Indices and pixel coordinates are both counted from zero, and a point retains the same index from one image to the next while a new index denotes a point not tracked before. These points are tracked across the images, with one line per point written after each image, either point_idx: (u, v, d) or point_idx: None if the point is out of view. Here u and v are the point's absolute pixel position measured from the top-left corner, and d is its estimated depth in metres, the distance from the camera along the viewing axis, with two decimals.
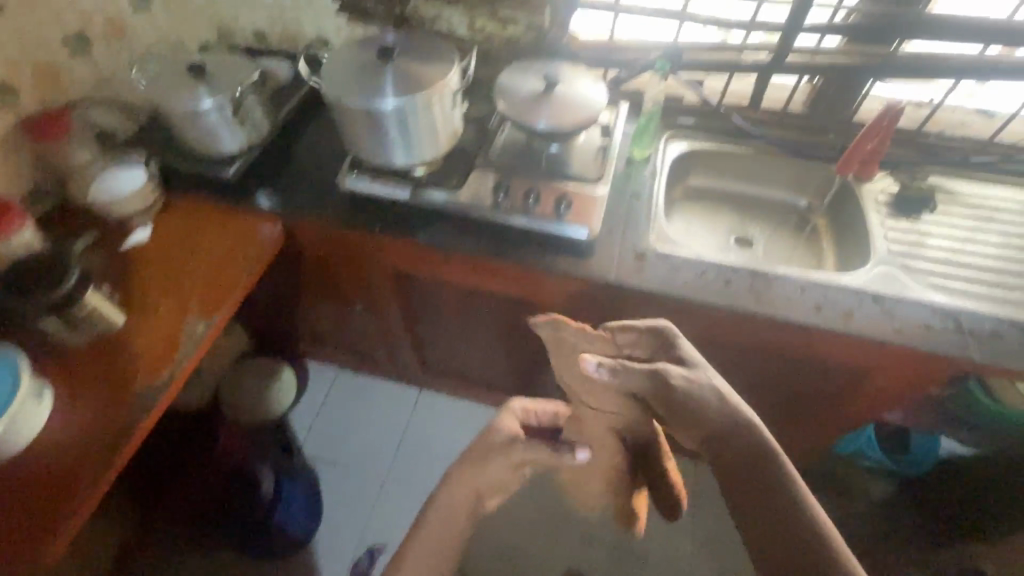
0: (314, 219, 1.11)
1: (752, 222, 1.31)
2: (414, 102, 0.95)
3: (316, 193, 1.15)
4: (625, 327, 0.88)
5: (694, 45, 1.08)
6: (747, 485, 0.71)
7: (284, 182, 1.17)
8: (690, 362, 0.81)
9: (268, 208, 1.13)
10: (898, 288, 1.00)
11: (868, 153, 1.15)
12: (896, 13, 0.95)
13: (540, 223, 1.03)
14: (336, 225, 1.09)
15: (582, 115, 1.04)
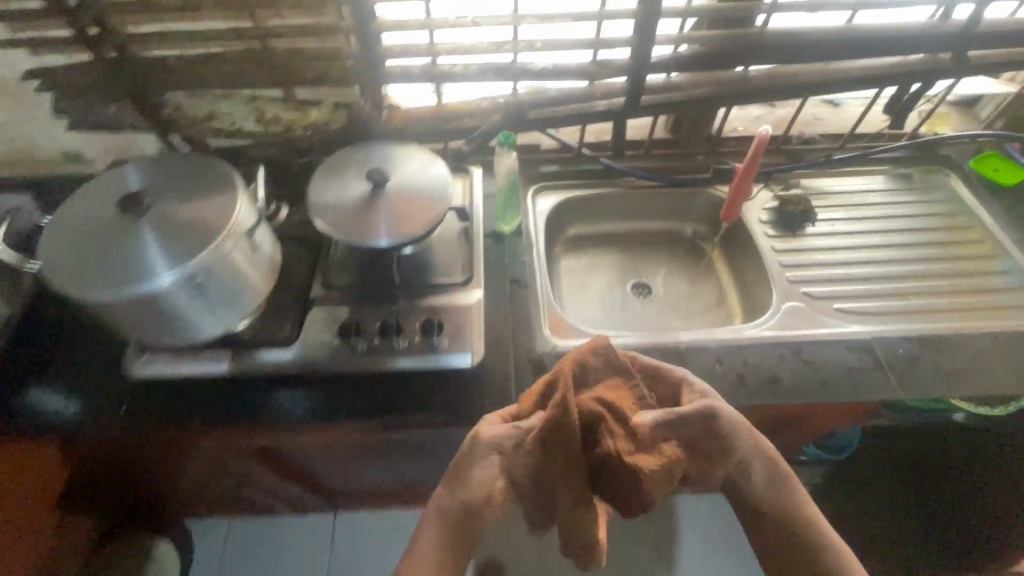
0: (108, 431, 0.80)
1: (647, 264, 1.20)
2: (204, 265, 0.69)
3: (103, 388, 0.84)
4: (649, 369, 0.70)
5: (537, 99, 0.91)
6: (783, 523, 0.66)
7: (48, 382, 0.85)
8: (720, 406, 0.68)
9: (32, 432, 0.81)
10: (809, 327, 0.93)
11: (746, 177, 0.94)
12: (740, 37, 0.85)
13: (411, 361, 0.81)
14: (143, 430, 0.80)
15: (431, 213, 0.84)
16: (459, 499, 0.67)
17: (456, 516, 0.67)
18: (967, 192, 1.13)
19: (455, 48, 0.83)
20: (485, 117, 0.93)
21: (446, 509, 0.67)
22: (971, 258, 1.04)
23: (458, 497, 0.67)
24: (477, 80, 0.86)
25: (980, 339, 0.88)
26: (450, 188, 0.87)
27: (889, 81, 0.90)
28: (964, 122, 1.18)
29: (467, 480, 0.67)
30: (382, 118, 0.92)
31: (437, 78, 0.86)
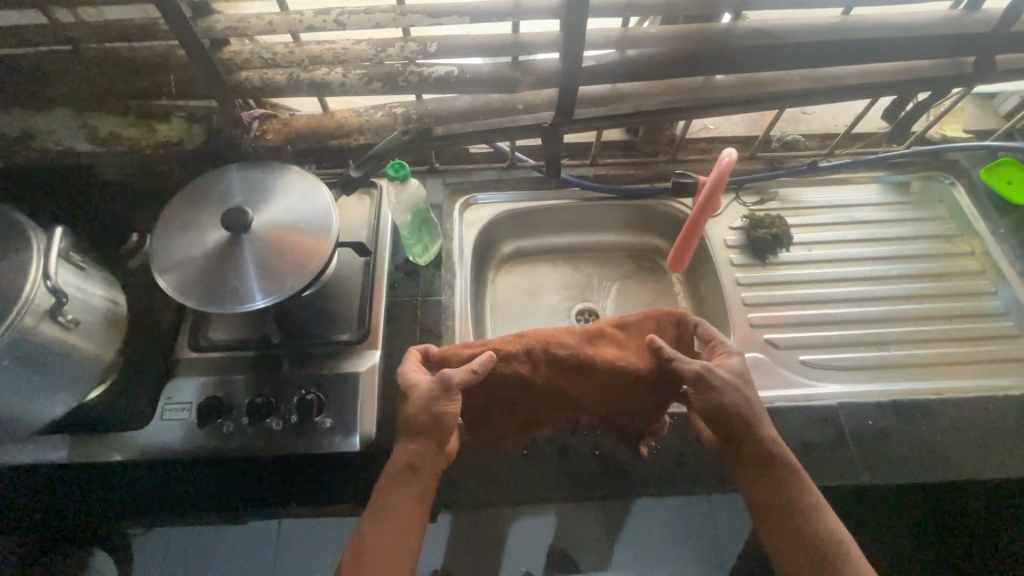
0: None
1: (595, 283, 1.02)
2: (0, 351, 0.54)
3: None
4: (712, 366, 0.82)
5: (443, 111, 0.72)
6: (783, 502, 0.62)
7: None
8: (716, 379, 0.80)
9: None
10: (767, 386, 0.79)
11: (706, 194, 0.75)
12: (700, 34, 0.66)
13: (286, 447, 0.69)
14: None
15: (302, 266, 0.68)
16: (409, 430, 0.64)
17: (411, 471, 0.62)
18: (972, 207, 0.95)
19: (325, 55, 0.64)
20: (381, 133, 0.74)
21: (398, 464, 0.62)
22: (966, 295, 0.88)
23: (412, 444, 0.63)
24: (361, 92, 0.67)
25: (964, 408, 0.75)
26: (332, 227, 0.71)
27: (888, 90, 0.71)
28: (979, 117, 0.99)
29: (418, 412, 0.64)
30: (251, 135, 0.73)
31: (309, 90, 0.66)
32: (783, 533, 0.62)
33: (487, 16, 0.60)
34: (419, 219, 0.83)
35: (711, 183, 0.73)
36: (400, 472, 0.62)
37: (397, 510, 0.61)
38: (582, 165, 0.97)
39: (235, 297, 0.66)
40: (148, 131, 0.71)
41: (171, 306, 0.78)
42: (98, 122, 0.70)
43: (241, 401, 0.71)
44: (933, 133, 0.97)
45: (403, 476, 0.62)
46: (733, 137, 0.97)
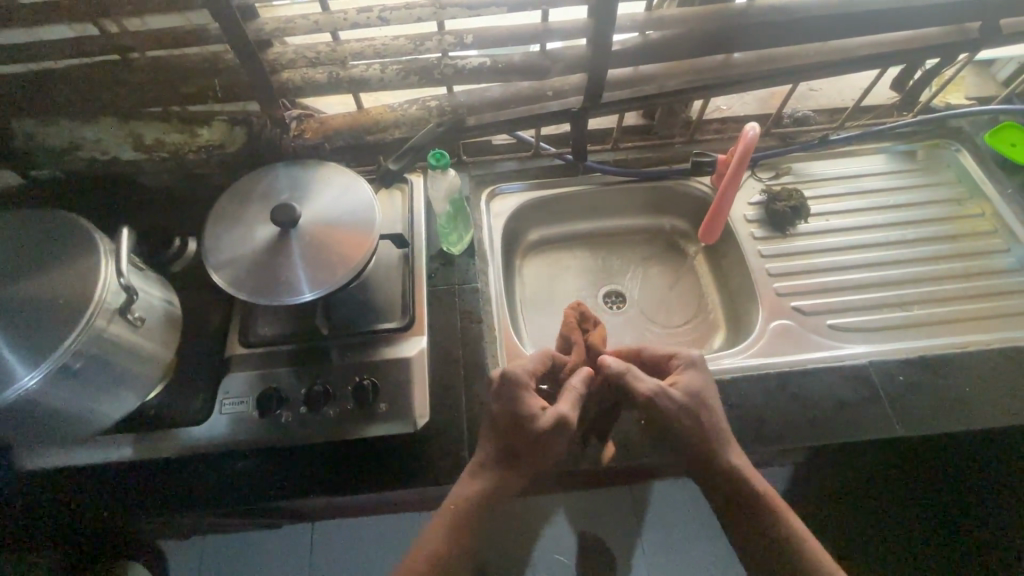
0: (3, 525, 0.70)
1: (618, 265, 1.05)
2: (79, 350, 0.56)
3: None
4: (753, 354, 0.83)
5: (475, 102, 0.75)
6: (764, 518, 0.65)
7: None
8: (758, 365, 0.80)
9: None
10: (797, 350, 0.82)
11: (734, 169, 0.78)
12: (721, 13, 0.68)
13: (343, 432, 0.71)
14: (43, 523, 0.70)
15: (352, 258, 0.70)
16: (494, 457, 0.64)
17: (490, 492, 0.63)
18: (978, 170, 0.98)
19: (366, 51, 0.66)
20: (416, 126, 0.77)
21: (476, 490, 0.63)
22: (980, 254, 0.91)
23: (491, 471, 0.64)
24: (398, 86, 0.70)
25: (986, 361, 0.78)
26: (376, 221, 0.73)
27: (898, 59, 0.75)
28: (980, 85, 1.02)
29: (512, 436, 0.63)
30: (291, 134, 0.76)
31: (349, 87, 0.69)
32: (750, 540, 0.66)
33: (522, 5, 0.63)
34: (456, 208, 0.86)
35: (736, 157, 0.76)
36: (477, 495, 0.63)
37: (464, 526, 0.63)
38: (601, 151, 1.00)
39: (288, 291, 0.68)
40: (192, 136, 0.74)
41: (217, 305, 0.80)
42: (143, 130, 0.72)
43: (296, 390, 0.73)
44: (937, 102, 1.00)
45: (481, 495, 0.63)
46: (747, 115, 1.00)
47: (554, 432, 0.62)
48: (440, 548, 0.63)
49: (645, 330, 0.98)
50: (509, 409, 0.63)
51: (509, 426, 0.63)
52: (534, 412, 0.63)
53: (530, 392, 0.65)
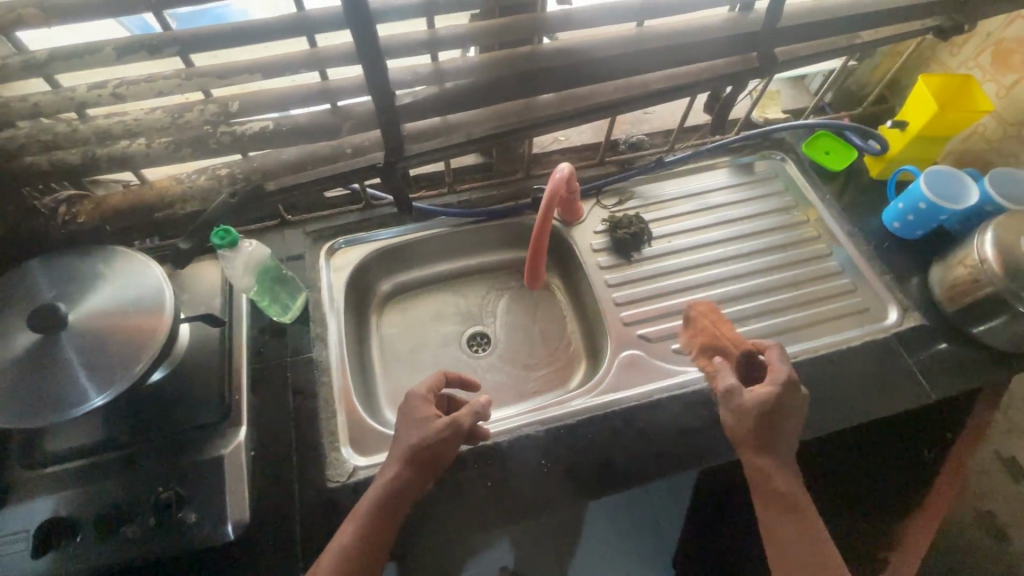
0: None
1: (480, 307, 1.02)
2: None
3: None
4: (603, 389, 0.82)
5: (270, 166, 0.69)
6: (801, 517, 0.64)
7: None
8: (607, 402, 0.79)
9: None
10: (646, 379, 0.82)
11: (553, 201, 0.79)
12: (509, 59, 0.67)
13: (147, 553, 0.63)
14: None
15: (135, 346, 0.62)
16: (397, 453, 0.65)
17: (398, 498, 0.63)
18: (802, 179, 1.03)
19: (118, 128, 0.59)
20: (208, 197, 0.70)
21: (389, 478, 0.63)
22: (808, 260, 0.95)
23: (401, 469, 0.64)
24: (169, 161, 0.62)
25: (815, 369, 0.81)
26: (166, 299, 0.66)
27: (696, 89, 0.77)
28: (795, 98, 1.09)
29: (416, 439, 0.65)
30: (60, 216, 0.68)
31: (109, 166, 0.61)
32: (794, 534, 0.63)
33: (284, 69, 0.58)
34: (271, 276, 0.80)
35: (550, 201, 0.77)
36: (391, 497, 0.62)
37: (381, 527, 0.61)
38: (445, 193, 0.98)
39: (63, 399, 0.59)
40: None
41: None
42: None
43: (91, 512, 0.65)
44: (758, 117, 1.06)
45: (393, 498, 0.63)
46: (585, 145, 1.01)
47: (447, 434, 0.66)
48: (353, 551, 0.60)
49: (508, 373, 0.95)
50: (409, 418, 0.68)
51: (419, 433, 0.66)
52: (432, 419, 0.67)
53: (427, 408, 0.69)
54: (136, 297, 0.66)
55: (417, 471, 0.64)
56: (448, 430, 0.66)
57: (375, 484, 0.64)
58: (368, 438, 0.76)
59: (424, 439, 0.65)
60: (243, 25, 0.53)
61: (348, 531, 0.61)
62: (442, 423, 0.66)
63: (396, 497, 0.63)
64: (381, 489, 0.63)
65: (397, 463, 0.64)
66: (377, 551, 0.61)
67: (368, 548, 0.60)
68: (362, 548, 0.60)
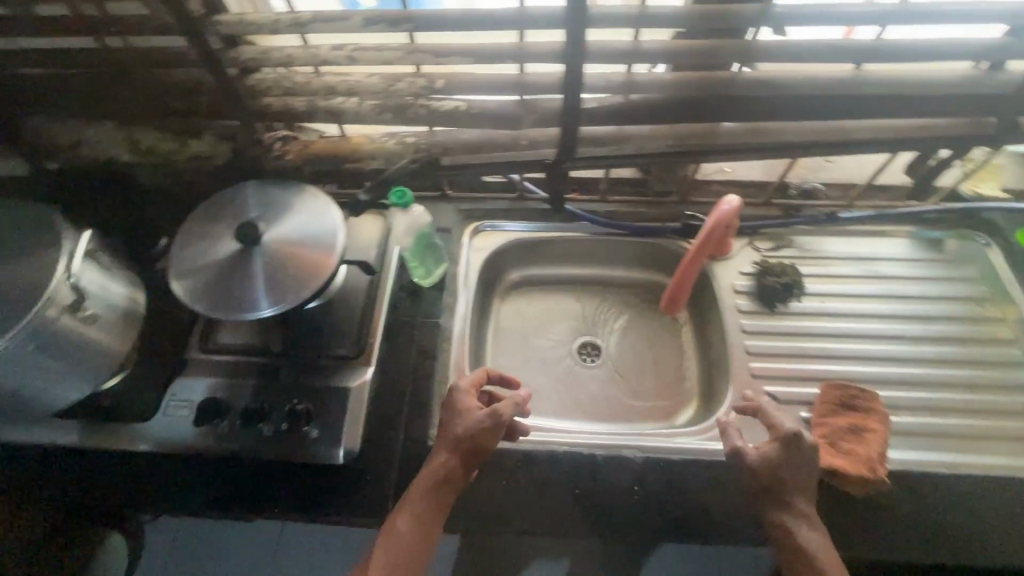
0: None
1: (599, 318, 1.02)
2: (23, 337, 0.59)
3: None
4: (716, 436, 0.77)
5: (451, 142, 0.75)
6: None
7: None
8: (715, 451, 0.75)
9: None
10: (762, 439, 0.76)
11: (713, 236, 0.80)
12: (706, 81, 0.65)
13: (272, 451, 0.72)
14: None
15: (307, 277, 0.71)
16: (444, 443, 0.66)
17: (441, 485, 0.63)
18: (1004, 270, 0.89)
19: (342, 87, 0.68)
20: (392, 160, 0.78)
21: (437, 466, 0.64)
22: (992, 364, 0.82)
23: (445, 457, 0.64)
24: (372, 121, 0.71)
25: (976, 488, 0.70)
26: (338, 244, 0.73)
27: (904, 147, 0.69)
28: (1019, 177, 0.93)
29: (459, 428, 0.65)
30: (274, 151, 0.79)
31: (325, 116, 0.71)
32: None
33: (492, 57, 0.62)
34: (423, 243, 0.89)
35: (710, 227, 0.78)
36: (435, 483, 0.63)
37: (429, 516, 0.62)
38: (593, 200, 0.98)
39: (245, 302, 0.70)
40: (183, 145, 0.78)
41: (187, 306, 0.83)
42: (138, 136, 0.77)
43: (238, 402, 0.75)
44: (966, 190, 0.92)
45: (434, 492, 0.63)
46: (751, 181, 0.96)
47: (486, 425, 0.65)
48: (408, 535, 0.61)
49: (612, 390, 0.94)
50: (452, 408, 0.68)
51: (459, 422, 0.66)
52: (472, 411, 0.67)
53: (467, 399, 0.69)
54: (318, 232, 0.74)
55: (461, 460, 0.64)
56: (490, 421, 0.65)
57: (422, 477, 0.64)
58: None
59: (466, 429, 0.65)
60: (470, 14, 0.58)
61: (396, 520, 0.62)
62: (484, 413, 0.65)
63: (445, 487, 0.63)
64: (425, 480, 0.64)
65: (443, 452, 0.65)
66: (427, 542, 0.61)
67: (416, 542, 0.61)
68: (411, 543, 0.61)
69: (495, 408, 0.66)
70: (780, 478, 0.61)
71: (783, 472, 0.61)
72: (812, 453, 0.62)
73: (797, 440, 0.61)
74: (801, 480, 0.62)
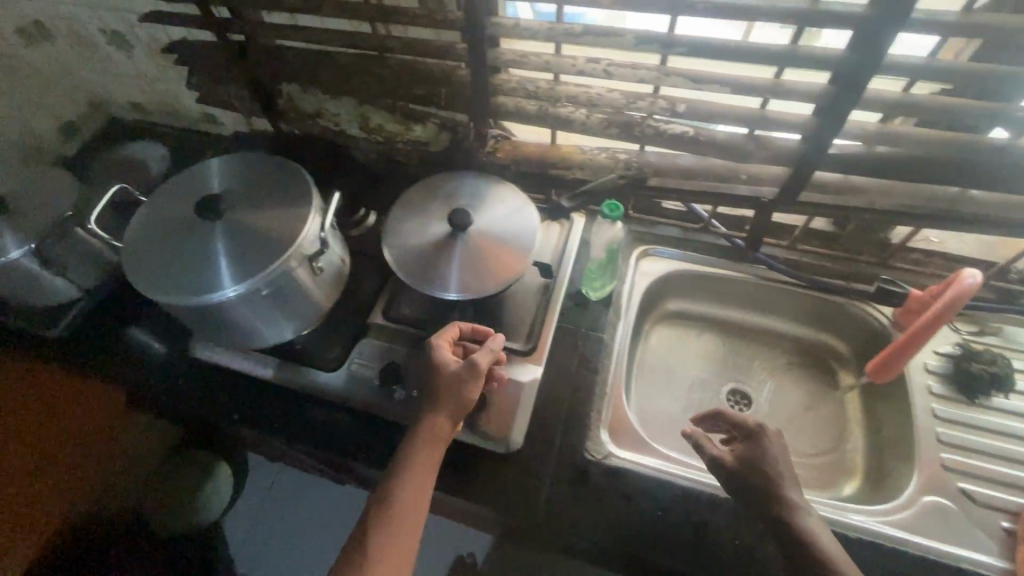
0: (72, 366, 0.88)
1: (754, 366, 0.97)
2: (274, 278, 0.66)
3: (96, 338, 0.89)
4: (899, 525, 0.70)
5: (664, 165, 0.75)
6: None
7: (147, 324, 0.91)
8: (896, 540, 0.69)
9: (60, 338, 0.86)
10: (952, 540, 0.69)
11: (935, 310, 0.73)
12: (972, 145, 0.61)
13: (443, 427, 0.76)
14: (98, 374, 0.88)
15: (501, 273, 0.74)
16: (427, 400, 0.66)
17: (436, 441, 0.65)
18: None
19: (580, 97, 0.70)
20: (599, 173, 0.79)
21: (433, 420, 0.65)
22: None
23: (436, 412, 0.65)
24: (597, 133, 0.73)
25: None
26: (534, 247, 0.76)
27: None
28: None
29: (438, 381, 0.66)
30: (486, 149, 0.82)
31: (553, 123, 0.73)
32: None
33: (746, 90, 0.62)
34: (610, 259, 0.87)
35: (946, 300, 0.71)
36: (434, 438, 0.65)
37: (425, 474, 0.63)
38: (773, 245, 0.95)
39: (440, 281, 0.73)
40: (407, 130, 0.84)
41: (375, 274, 0.89)
42: (371, 114, 0.85)
43: (412, 374, 0.79)
44: None
45: (422, 457, 0.64)
46: (960, 256, 0.88)
47: (466, 375, 0.66)
48: (418, 488, 0.62)
49: None
50: (427, 367, 0.68)
51: (439, 377, 0.67)
52: (445, 363, 0.67)
53: (442, 351, 0.69)
54: (516, 230, 0.78)
55: (451, 411, 0.66)
56: (468, 372, 0.66)
57: (413, 444, 0.65)
58: (624, 434, 0.80)
59: (447, 382, 0.66)
60: (745, 46, 0.58)
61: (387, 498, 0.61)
62: (461, 366, 0.67)
63: (438, 438, 0.64)
64: (422, 435, 0.65)
65: (428, 406, 0.66)
66: (422, 496, 0.62)
67: (421, 496, 0.62)
68: (416, 502, 0.61)
69: (475, 358, 0.67)
70: (757, 474, 0.64)
71: (756, 463, 0.65)
72: (779, 446, 0.66)
73: (762, 434, 0.67)
74: (782, 474, 0.64)
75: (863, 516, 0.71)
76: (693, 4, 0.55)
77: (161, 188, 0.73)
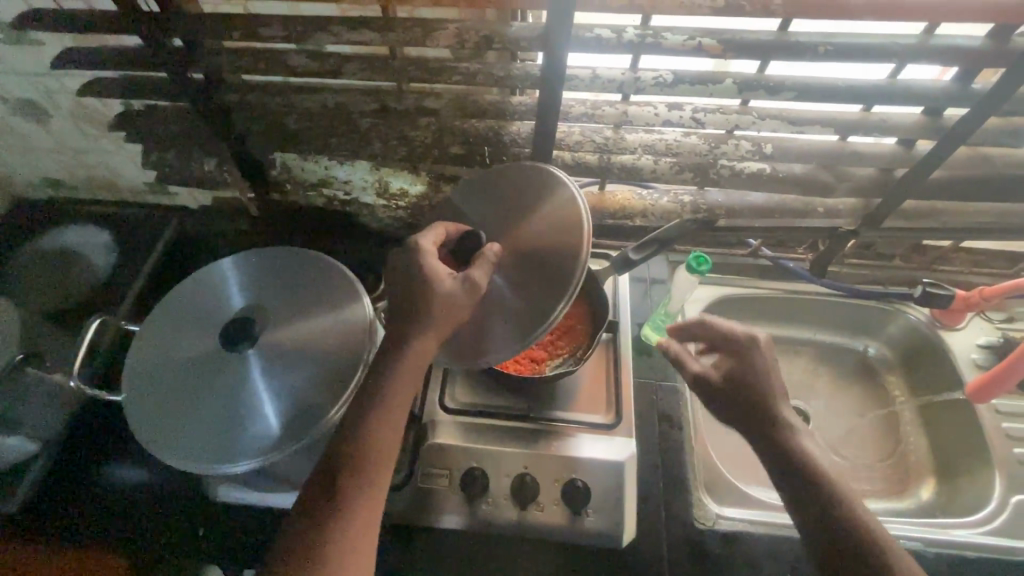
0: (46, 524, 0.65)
1: (803, 380, 0.97)
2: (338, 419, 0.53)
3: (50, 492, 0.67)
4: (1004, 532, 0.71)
5: (736, 205, 0.70)
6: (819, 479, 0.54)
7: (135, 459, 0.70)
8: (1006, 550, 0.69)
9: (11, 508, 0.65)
10: None
11: (976, 302, 0.82)
12: None
13: (547, 529, 0.66)
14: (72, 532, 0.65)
15: (556, 281, 0.52)
16: (413, 307, 0.50)
17: (420, 351, 0.50)
18: None
19: (655, 145, 0.62)
20: (662, 219, 0.72)
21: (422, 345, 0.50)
22: None
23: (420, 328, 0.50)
24: (667, 180, 0.65)
25: None
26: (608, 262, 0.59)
27: None
28: None
29: (421, 288, 0.50)
30: None
31: (620, 175, 0.65)
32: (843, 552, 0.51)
33: (842, 129, 0.58)
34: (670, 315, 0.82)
35: (994, 291, 0.80)
36: (413, 353, 0.50)
37: (395, 415, 0.50)
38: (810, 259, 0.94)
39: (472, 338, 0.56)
40: (438, 191, 0.72)
41: None
42: (391, 178, 0.73)
43: (496, 476, 0.68)
44: None
45: (385, 419, 0.49)
46: (983, 249, 0.91)
47: (463, 294, 0.50)
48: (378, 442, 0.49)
49: (836, 463, 0.87)
50: (410, 271, 0.51)
51: (426, 288, 0.50)
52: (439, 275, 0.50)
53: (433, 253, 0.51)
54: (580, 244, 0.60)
55: (438, 329, 0.51)
56: (463, 294, 0.50)
57: (383, 383, 0.50)
58: (721, 488, 0.76)
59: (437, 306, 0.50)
60: (852, 86, 0.53)
61: (346, 482, 0.48)
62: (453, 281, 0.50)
63: (421, 356, 0.51)
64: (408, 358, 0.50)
65: (409, 311, 0.50)
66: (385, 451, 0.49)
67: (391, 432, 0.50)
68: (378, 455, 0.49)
69: (472, 270, 0.51)
70: (747, 385, 0.59)
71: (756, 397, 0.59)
72: (768, 358, 0.61)
73: (754, 345, 0.61)
74: (774, 389, 0.59)
75: (969, 530, 0.72)
76: (814, 46, 0.50)
77: (156, 313, 0.58)
